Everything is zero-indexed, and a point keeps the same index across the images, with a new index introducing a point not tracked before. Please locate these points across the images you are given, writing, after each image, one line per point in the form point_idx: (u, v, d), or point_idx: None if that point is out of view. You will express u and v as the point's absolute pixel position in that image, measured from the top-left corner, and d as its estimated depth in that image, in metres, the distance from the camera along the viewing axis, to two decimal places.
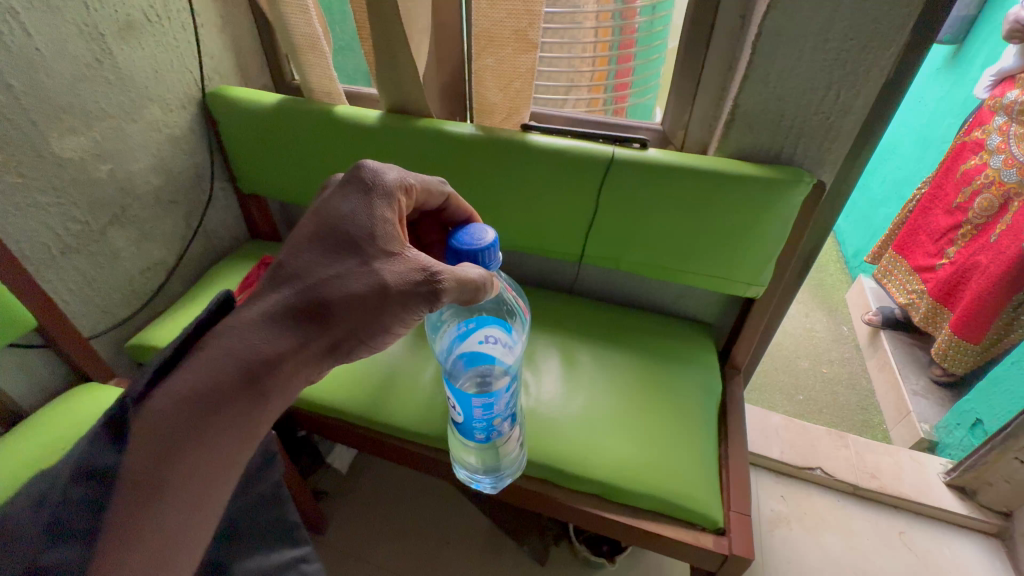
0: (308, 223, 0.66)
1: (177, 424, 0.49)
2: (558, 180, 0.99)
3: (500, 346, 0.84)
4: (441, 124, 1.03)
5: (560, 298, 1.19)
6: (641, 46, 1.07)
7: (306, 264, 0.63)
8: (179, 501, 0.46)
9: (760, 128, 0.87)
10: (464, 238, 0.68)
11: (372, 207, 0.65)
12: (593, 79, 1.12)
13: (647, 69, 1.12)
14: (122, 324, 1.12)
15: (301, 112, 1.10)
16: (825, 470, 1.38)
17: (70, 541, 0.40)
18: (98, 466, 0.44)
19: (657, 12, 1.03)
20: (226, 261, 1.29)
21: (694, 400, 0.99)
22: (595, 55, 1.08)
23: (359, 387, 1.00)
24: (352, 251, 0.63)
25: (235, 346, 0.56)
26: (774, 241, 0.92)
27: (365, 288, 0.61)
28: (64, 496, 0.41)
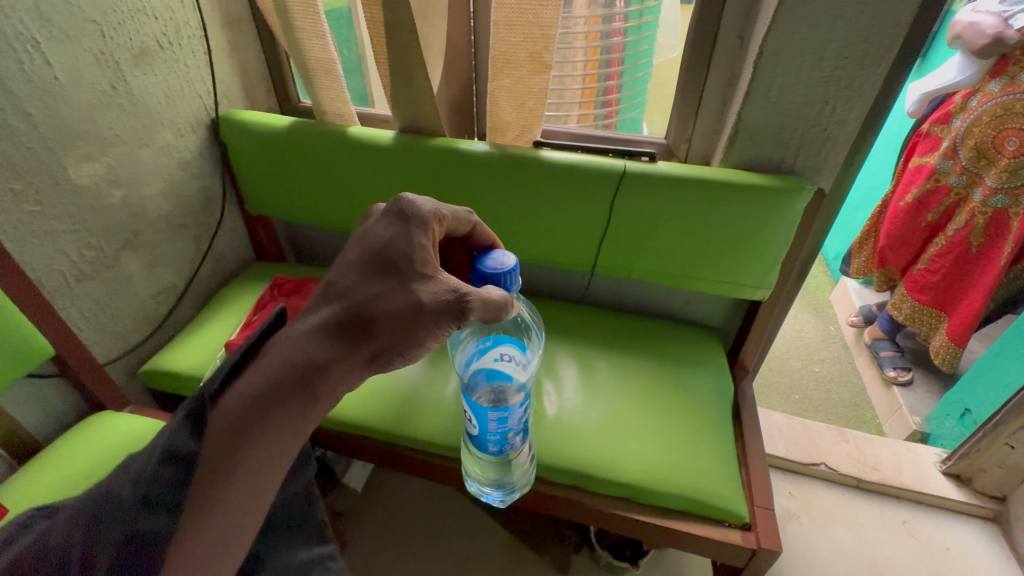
0: (354, 245, 0.71)
1: (241, 421, 0.57)
2: (570, 194, 1.02)
3: (515, 366, 0.84)
4: (454, 143, 1.06)
5: (573, 308, 1.22)
6: (628, 64, 1.12)
7: (349, 285, 0.67)
8: (245, 489, 0.55)
9: (762, 140, 0.93)
10: (487, 263, 0.71)
11: (409, 234, 0.68)
12: (585, 95, 1.16)
13: (633, 86, 1.16)
14: (135, 349, 1.10)
15: (313, 135, 1.12)
16: (829, 465, 1.42)
17: (160, 512, 0.51)
18: (180, 451, 0.54)
19: (642, 32, 1.08)
20: (236, 282, 1.29)
21: (709, 403, 1.03)
22: (584, 73, 1.12)
23: (383, 403, 1.01)
24: (390, 272, 0.67)
25: (289, 355, 0.63)
26: (779, 246, 0.98)
27: (401, 307, 0.64)
28: (155, 475, 0.52)
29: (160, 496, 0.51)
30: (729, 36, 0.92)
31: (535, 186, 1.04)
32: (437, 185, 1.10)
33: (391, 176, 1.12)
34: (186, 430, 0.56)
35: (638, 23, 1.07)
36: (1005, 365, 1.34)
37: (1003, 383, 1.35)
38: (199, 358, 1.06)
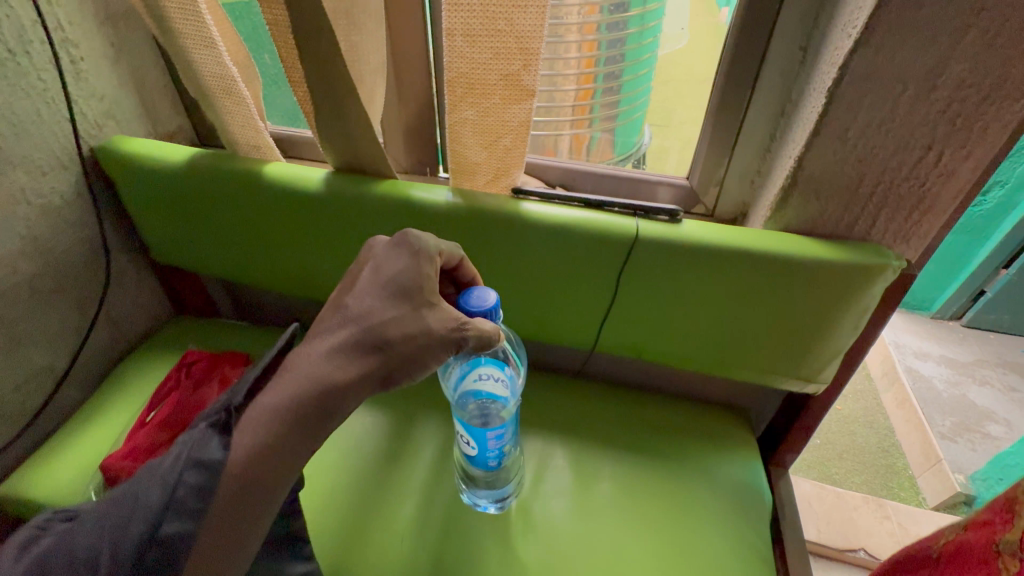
0: (366, 260, 0.60)
1: (274, 433, 0.51)
2: (563, 263, 0.76)
3: (498, 383, 0.72)
4: (407, 189, 0.79)
5: (567, 388, 0.96)
6: (628, 60, 0.82)
7: (363, 307, 0.55)
8: (256, 497, 0.51)
9: (830, 196, 0.67)
10: (473, 300, 0.60)
11: (419, 261, 0.57)
12: (578, 98, 0.86)
13: (635, 87, 0.86)
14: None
15: (219, 174, 0.85)
16: (869, 551, 1.21)
17: (182, 517, 0.49)
18: (203, 457, 0.51)
19: (647, 21, 0.79)
20: (140, 352, 1.01)
21: (747, 531, 0.78)
22: (579, 71, 0.82)
23: (328, 524, 0.77)
24: (400, 293, 0.56)
25: (308, 371, 0.53)
26: (847, 331, 0.72)
27: (410, 338, 0.54)
28: (182, 480, 0.50)
29: (182, 499, 0.49)
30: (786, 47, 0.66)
31: (518, 251, 0.77)
32: None
33: (328, 230, 0.85)
34: (214, 436, 0.53)
35: (643, 10, 0.77)
36: None
37: None
38: (73, 477, 0.81)
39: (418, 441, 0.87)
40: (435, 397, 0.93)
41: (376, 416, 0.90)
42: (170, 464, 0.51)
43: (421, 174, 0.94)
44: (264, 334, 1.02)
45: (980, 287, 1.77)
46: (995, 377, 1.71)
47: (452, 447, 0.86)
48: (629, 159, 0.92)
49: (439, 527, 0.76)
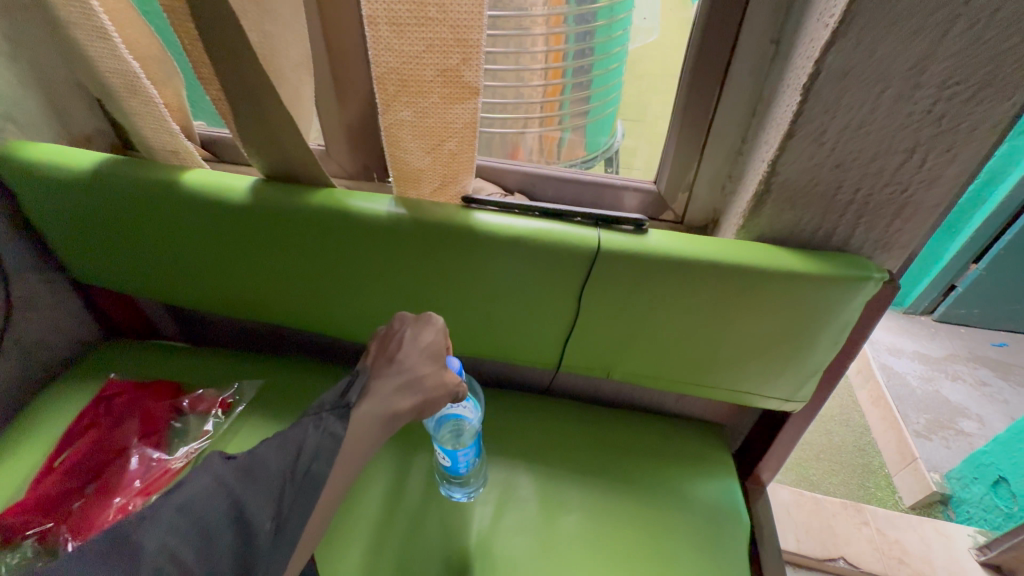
0: (397, 327, 0.62)
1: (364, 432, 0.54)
2: (521, 278, 0.69)
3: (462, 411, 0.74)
4: (344, 198, 0.70)
5: (533, 410, 0.89)
6: (599, 54, 0.76)
7: (407, 361, 0.58)
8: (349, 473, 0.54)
9: (806, 203, 0.61)
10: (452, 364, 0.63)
11: (432, 341, 0.60)
12: (546, 94, 0.79)
13: (606, 82, 0.80)
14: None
15: (131, 184, 0.74)
16: (848, 560, 1.17)
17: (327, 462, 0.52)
18: (332, 427, 0.54)
19: (617, 13, 0.72)
20: (57, 383, 0.90)
21: (726, 564, 0.72)
22: (546, 66, 0.77)
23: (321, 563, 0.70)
24: (436, 360, 0.60)
25: (380, 395, 0.56)
26: (826, 347, 0.67)
27: (439, 394, 0.58)
28: (322, 435, 0.53)
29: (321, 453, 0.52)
30: (757, 40, 0.60)
31: (472, 267, 0.70)
32: (324, 259, 0.75)
33: (260, 244, 0.76)
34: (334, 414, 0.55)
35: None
36: (1007, 455, 1.22)
37: (1016, 471, 1.20)
38: None
39: (367, 476, 0.79)
40: None
41: None
42: (309, 427, 0.54)
43: (368, 180, 0.86)
44: (200, 357, 0.93)
45: (950, 282, 1.77)
46: (967, 372, 1.71)
47: (408, 481, 0.78)
48: (599, 157, 0.86)
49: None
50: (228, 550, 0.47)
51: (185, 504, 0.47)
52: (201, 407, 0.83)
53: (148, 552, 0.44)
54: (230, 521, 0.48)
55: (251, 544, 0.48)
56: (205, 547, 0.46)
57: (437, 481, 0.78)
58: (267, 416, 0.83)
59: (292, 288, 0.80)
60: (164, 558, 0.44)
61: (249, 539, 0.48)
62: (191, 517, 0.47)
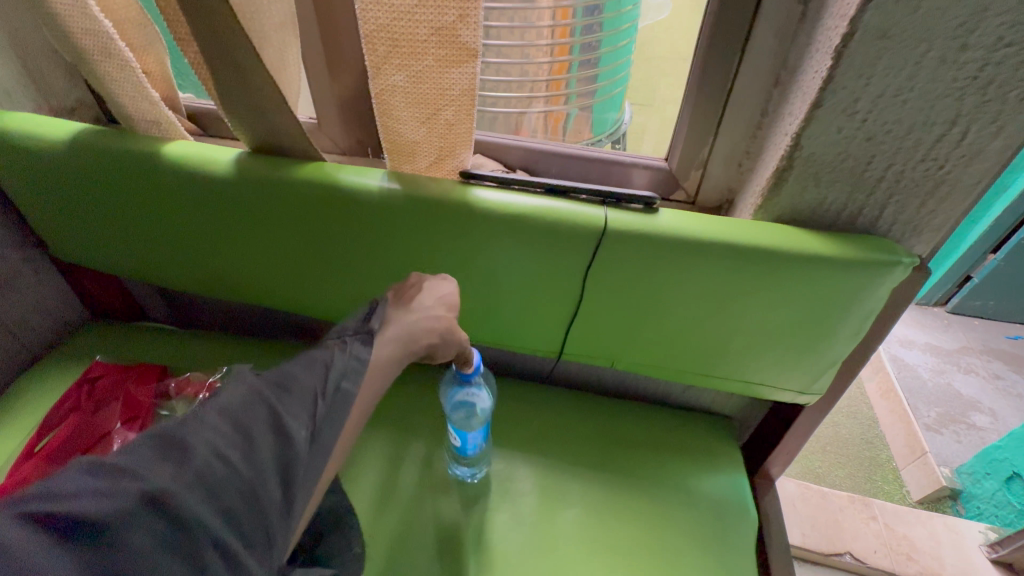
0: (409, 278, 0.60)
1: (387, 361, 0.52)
2: (521, 260, 0.65)
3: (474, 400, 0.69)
4: (334, 172, 0.66)
5: (532, 399, 0.86)
6: (607, 29, 0.72)
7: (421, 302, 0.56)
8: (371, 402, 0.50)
9: (831, 181, 0.57)
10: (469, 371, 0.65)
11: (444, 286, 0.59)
12: (552, 72, 0.75)
13: (614, 60, 0.76)
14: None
15: (109, 156, 0.70)
16: (855, 555, 1.15)
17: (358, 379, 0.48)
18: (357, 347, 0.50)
19: None
20: (39, 365, 0.87)
21: (732, 562, 0.69)
22: (552, 42, 0.72)
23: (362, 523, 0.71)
24: (454, 307, 0.59)
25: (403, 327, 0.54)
26: (845, 336, 0.63)
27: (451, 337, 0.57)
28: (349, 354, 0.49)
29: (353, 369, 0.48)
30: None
31: (470, 247, 0.65)
32: (314, 238, 0.71)
33: (247, 221, 0.72)
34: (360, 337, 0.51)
35: None
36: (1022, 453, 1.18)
37: None
38: None
39: (359, 465, 0.76)
40: (382, 409, 0.82)
41: None
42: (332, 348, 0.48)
43: (361, 156, 0.81)
44: (189, 340, 0.89)
45: (965, 273, 1.72)
46: (980, 365, 1.67)
47: (401, 470, 0.75)
48: (607, 138, 0.81)
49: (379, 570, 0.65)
50: (271, 458, 0.40)
51: (223, 408, 0.40)
52: (188, 392, 0.80)
53: (196, 451, 0.37)
54: (268, 430, 0.41)
55: (288, 457, 0.41)
56: (247, 450, 0.39)
57: (432, 471, 0.75)
58: None
59: (282, 268, 0.76)
60: (210, 455, 0.37)
61: (288, 447, 0.41)
62: (229, 422, 0.40)
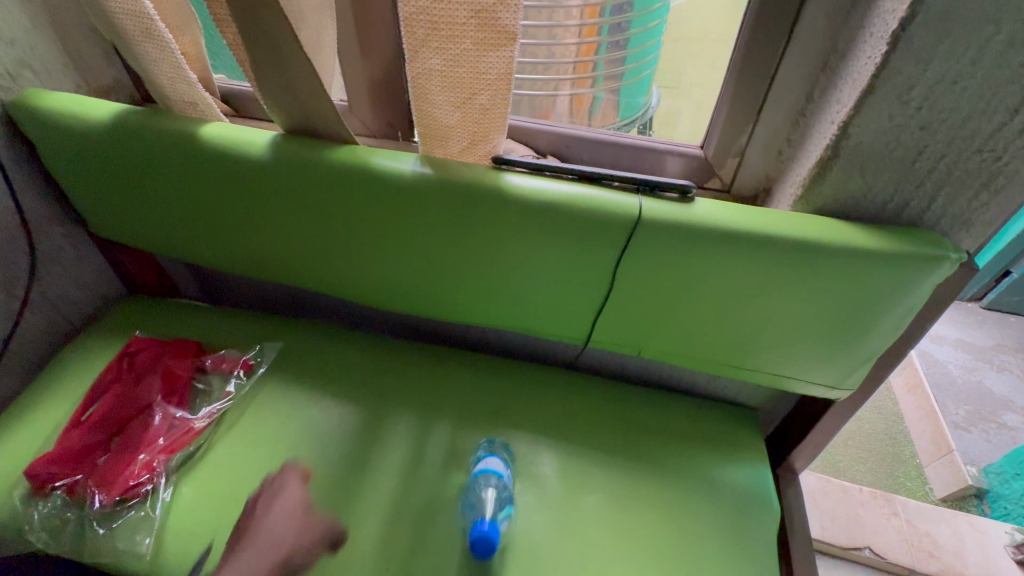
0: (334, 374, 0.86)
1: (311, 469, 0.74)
2: (552, 247, 0.65)
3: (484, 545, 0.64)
4: (367, 155, 0.66)
5: (556, 385, 0.87)
6: (638, 10, 0.70)
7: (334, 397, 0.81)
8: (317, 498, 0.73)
9: (877, 172, 0.55)
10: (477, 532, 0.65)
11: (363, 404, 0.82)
12: (580, 54, 0.75)
13: (643, 41, 0.74)
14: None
15: (149, 136, 0.72)
16: (874, 550, 1.14)
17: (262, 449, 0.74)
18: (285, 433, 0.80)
19: None
20: (81, 337, 0.90)
21: (754, 553, 0.69)
22: (581, 23, 0.71)
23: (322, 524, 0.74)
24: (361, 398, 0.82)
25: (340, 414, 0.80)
26: (882, 332, 0.62)
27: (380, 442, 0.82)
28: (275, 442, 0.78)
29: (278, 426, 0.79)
30: None
31: (500, 232, 0.65)
32: (347, 221, 0.71)
33: (281, 203, 0.73)
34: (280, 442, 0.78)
35: None
36: None
37: None
38: None
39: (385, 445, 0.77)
40: (409, 390, 0.84)
41: (341, 413, 0.80)
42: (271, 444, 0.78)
43: (392, 139, 0.82)
44: (221, 318, 0.92)
45: (1005, 267, 1.65)
46: (1014, 363, 1.62)
47: (427, 451, 0.77)
48: (634, 123, 0.80)
49: (405, 547, 0.67)
50: None
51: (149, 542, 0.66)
52: (223, 368, 0.83)
53: None
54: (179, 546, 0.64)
55: None
56: None
57: (457, 452, 0.76)
58: (289, 379, 0.83)
59: (313, 250, 0.78)
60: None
61: None
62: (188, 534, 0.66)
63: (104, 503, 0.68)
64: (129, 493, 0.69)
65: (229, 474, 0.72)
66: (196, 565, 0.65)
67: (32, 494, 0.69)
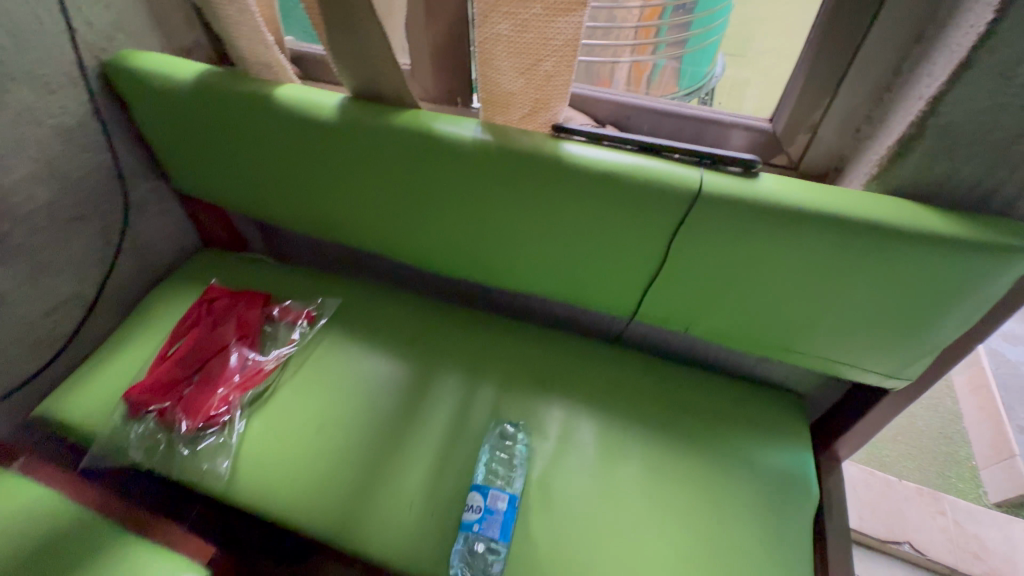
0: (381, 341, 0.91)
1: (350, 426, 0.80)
2: (606, 218, 0.65)
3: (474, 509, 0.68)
4: (430, 120, 0.68)
5: (598, 356, 0.88)
6: None
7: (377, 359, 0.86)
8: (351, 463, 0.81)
9: (967, 154, 0.51)
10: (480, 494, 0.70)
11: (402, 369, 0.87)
12: (642, 18, 0.73)
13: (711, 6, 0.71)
14: (8, 397, 0.83)
15: (228, 96, 0.76)
16: (915, 546, 1.12)
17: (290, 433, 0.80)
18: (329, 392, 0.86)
19: None
20: (165, 283, 0.99)
21: (788, 534, 0.70)
22: None
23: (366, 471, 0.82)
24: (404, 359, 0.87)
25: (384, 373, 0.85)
26: (950, 323, 0.59)
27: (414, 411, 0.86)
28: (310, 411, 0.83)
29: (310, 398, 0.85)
30: None
31: (555, 201, 0.66)
32: (408, 185, 0.74)
33: (345, 164, 0.76)
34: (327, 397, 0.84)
35: None
36: None
37: None
38: (97, 407, 0.81)
39: (431, 400, 0.82)
40: (456, 351, 0.88)
41: (393, 369, 0.85)
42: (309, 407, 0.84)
43: (451, 105, 0.83)
44: (286, 272, 0.98)
45: None
46: None
47: (471, 408, 0.81)
48: (696, 93, 0.78)
49: (449, 495, 0.72)
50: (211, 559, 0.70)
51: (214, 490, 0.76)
52: (289, 318, 0.90)
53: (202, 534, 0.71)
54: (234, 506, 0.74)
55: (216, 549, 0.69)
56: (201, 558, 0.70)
57: (499, 412, 0.80)
58: (346, 332, 0.89)
59: (373, 211, 0.81)
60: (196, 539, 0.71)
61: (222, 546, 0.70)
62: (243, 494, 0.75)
63: (188, 427, 0.76)
64: (210, 422, 0.77)
65: (294, 415, 0.79)
66: (263, 492, 0.73)
67: (129, 417, 0.78)
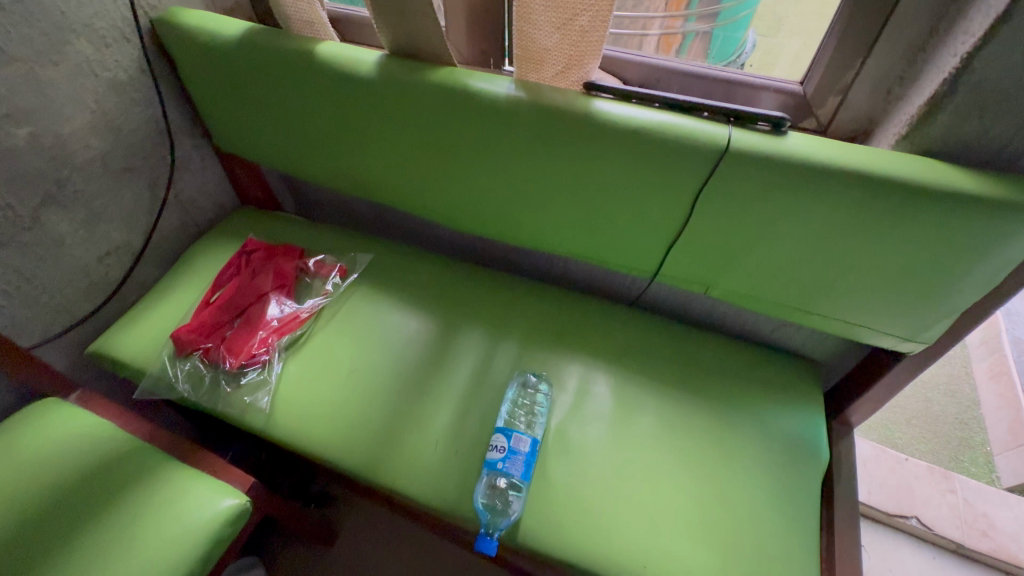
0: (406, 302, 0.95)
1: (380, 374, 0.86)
2: (633, 174, 0.67)
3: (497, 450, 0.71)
4: (464, 77, 0.70)
5: (617, 317, 0.91)
6: None
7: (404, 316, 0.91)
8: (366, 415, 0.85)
9: (997, 112, 0.52)
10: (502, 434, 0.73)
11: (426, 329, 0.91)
12: None
13: None
14: (67, 333, 0.89)
15: (271, 52, 0.79)
16: (922, 521, 1.13)
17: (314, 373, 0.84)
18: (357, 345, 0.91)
19: None
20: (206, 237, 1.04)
21: (797, 486, 0.72)
22: None
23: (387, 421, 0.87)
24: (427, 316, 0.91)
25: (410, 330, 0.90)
26: (968, 284, 0.60)
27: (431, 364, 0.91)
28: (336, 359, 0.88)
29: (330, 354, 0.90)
30: None
31: (584, 157, 0.68)
32: (441, 142, 0.77)
33: (380, 121, 0.79)
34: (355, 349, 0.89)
35: None
36: None
37: None
38: (147, 347, 0.87)
39: (456, 352, 0.85)
40: (481, 307, 0.91)
41: (421, 322, 0.89)
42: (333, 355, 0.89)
43: (484, 67, 0.85)
44: (319, 230, 1.03)
45: None
46: None
47: (494, 361, 0.84)
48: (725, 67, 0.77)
49: (472, 438, 0.76)
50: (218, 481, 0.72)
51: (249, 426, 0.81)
52: (322, 272, 0.94)
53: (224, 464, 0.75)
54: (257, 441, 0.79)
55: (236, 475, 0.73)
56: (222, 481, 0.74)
57: (521, 365, 0.84)
58: (376, 286, 0.93)
59: (405, 167, 0.84)
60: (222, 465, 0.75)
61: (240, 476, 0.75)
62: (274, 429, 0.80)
63: (232, 365, 0.82)
64: (251, 361, 0.82)
65: (327, 360, 0.84)
66: (298, 428, 0.78)
67: (177, 356, 0.84)
